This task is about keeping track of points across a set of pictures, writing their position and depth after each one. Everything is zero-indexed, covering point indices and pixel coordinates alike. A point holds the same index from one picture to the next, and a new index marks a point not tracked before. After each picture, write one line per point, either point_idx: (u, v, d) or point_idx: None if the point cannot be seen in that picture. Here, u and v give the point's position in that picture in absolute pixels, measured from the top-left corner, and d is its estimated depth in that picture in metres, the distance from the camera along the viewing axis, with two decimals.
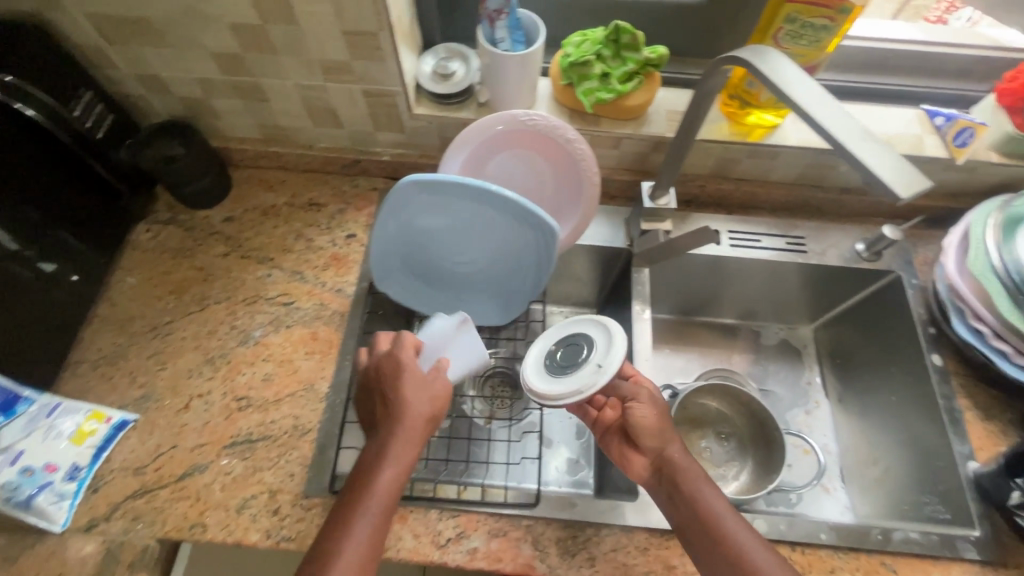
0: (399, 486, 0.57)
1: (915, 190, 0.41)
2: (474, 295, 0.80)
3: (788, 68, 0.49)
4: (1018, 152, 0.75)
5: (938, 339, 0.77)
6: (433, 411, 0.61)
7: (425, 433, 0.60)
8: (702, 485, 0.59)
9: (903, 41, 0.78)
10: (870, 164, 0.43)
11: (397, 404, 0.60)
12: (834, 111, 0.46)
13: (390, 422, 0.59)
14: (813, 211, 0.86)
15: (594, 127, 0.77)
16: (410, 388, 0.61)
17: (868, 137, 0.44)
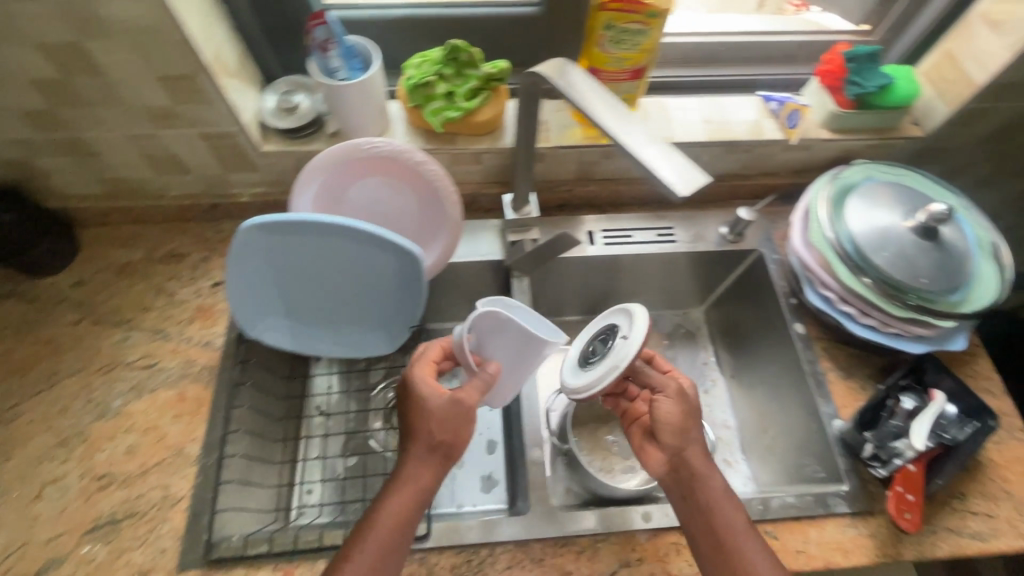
0: (407, 516, 0.59)
1: (693, 185, 0.43)
2: (359, 325, 0.78)
3: (587, 86, 0.52)
4: (844, 127, 0.81)
5: (800, 309, 0.82)
6: (448, 439, 0.61)
7: (436, 462, 0.61)
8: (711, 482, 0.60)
9: (731, 34, 0.83)
10: (654, 165, 0.45)
11: (414, 430, 0.61)
12: (625, 122, 0.49)
13: (410, 448, 0.61)
14: (678, 201, 0.90)
15: (451, 145, 0.76)
16: (424, 415, 0.61)
17: (654, 142, 0.47)
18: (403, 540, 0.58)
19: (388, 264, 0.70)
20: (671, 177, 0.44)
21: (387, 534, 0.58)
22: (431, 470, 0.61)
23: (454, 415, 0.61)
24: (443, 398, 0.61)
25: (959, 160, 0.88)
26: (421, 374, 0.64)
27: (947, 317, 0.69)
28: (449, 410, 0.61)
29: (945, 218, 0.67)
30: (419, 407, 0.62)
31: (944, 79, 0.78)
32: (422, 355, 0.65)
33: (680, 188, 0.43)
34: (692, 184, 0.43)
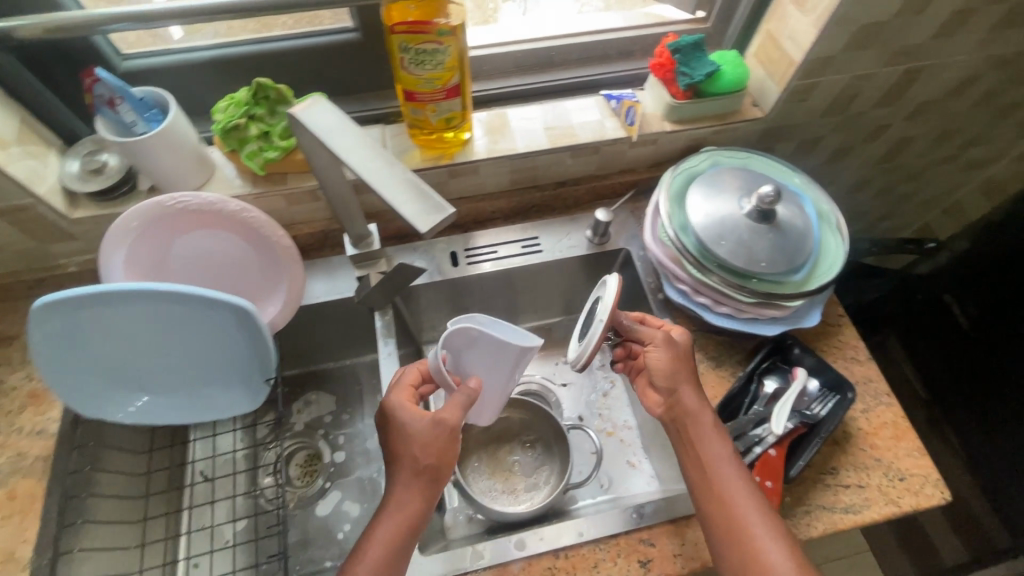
0: (397, 540, 0.59)
1: (432, 223, 0.42)
2: (211, 383, 0.73)
3: (333, 114, 0.47)
4: (685, 117, 0.81)
5: (667, 303, 0.81)
6: (432, 461, 0.60)
7: (422, 486, 0.60)
8: (709, 435, 0.62)
9: (564, 37, 0.82)
10: (399, 203, 0.43)
11: (400, 454, 0.61)
12: (376, 149, 0.46)
13: (396, 466, 0.61)
14: (542, 210, 0.89)
15: (281, 186, 0.73)
16: (405, 441, 0.61)
17: (397, 173, 0.45)
18: (401, 557, 0.59)
19: (222, 316, 0.66)
20: (413, 215, 0.43)
21: (381, 555, 0.58)
22: (418, 493, 0.60)
23: (438, 438, 0.60)
24: (426, 423, 0.60)
25: (807, 133, 0.90)
26: (400, 400, 0.63)
27: (793, 297, 0.70)
28: (428, 435, 0.60)
29: (773, 200, 0.68)
30: (400, 429, 0.61)
31: (770, 60, 0.79)
32: (400, 382, 0.65)
33: (423, 226, 0.42)
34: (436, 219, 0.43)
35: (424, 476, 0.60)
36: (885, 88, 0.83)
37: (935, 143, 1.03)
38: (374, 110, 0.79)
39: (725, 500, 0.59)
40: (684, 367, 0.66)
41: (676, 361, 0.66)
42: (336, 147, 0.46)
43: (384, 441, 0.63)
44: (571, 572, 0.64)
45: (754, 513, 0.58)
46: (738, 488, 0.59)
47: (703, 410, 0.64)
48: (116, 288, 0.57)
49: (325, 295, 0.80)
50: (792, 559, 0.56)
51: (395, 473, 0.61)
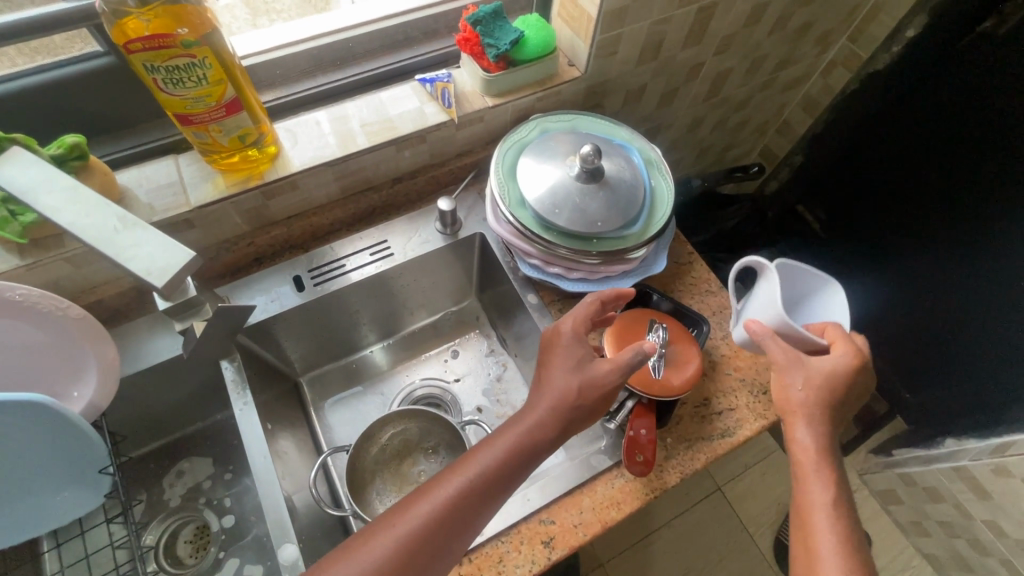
0: (512, 462, 0.56)
1: (167, 275, 0.44)
2: (33, 492, 0.63)
3: (44, 169, 0.47)
4: (505, 90, 0.79)
5: (528, 278, 0.80)
6: (588, 400, 0.58)
7: (569, 422, 0.58)
8: (811, 469, 0.60)
9: (359, 26, 0.77)
10: (126, 257, 0.44)
11: (559, 377, 0.59)
12: (97, 200, 0.46)
13: (543, 390, 0.59)
14: (384, 209, 0.85)
15: (57, 251, 0.62)
16: (573, 366, 0.59)
17: (122, 225, 0.45)
18: (508, 481, 0.56)
19: (16, 418, 0.56)
20: (143, 271, 0.44)
21: (503, 459, 0.56)
22: (557, 429, 0.57)
23: (603, 381, 0.59)
24: (609, 369, 0.59)
25: (631, 83, 0.92)
26: (575, 334, 0.61)
27: (637, 249, 0.71)
28: (595, 376, 0.59)
29: (596, 158, 0.68)
30: (568, 358, 0.60)
31: (573, 18, 0.79)
32: (580, 312, 0.63)
33: (154, 281, 0.43)
34: (165, 271, 0.44)
35: (568, 408, 0.58)
36: (686, 28, 0.86)
37: (749, 72, 1.10)
38: (160, 142, 0.70)
39: (811, 525, 0.57)
40: (805, 395, 0.61)
41: (802, 390, 0.61)
42: (40, 203, 0.45)
43: (539, 362, 0.62)
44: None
45: (837, 548, 0.55)
46: (833, 533, 0.56)
47: (818, 445, 0.60)
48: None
49: (156, 356, 0.72)
50: None
51: (543, 391, 0.59)
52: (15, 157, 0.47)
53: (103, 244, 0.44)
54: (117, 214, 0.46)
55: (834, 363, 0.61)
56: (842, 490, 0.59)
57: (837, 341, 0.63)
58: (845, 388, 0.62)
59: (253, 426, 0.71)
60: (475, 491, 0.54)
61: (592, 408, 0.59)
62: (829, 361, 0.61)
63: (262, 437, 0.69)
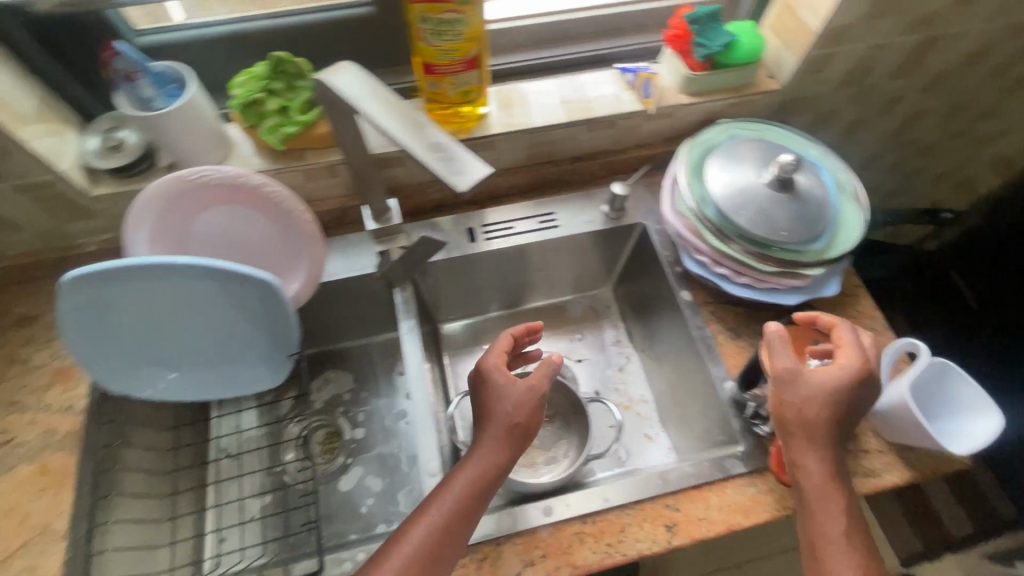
0: (476, 490, 0.60)
1: (473, 181, 0.45)
2: (230, 360, 0.74)
3: (359, 75, 0.51)
4: (703, 90, 0.81)
5: (685, 275, 0.81)
6: (523, 421, 0.63)
7: (515, 444, 0.62)
8: (817, 498, 0.59)
9: (579, 9, 0.82)
10: (439, 163, 0.46)
11: (495, 413, 0.63)
12: (411, 118, 0.49)
13: (487, 423, 0.63)
14: (558, 184, 0.89)
15: (300, 162, 0.73)
16: (501, 400, 0.63)
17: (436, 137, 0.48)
18: (471, 517, 0.59)
19: (236, 293, 0.66)
20: (453, 175, 0.46)
21: (459, 501, 0.59)
22: (505, 451, 0.62)
23: (533, 403, 0.63)
24: (522, 389, 0.64)
25: (823, 105, 0.90)
26: (495, 363, 0.66)
27: (813, 265, 0.70)
28: (524, 397, 0.63)
29: (794, 168, 0.68)
30: (491, 389, 0.64)
31: (787, 30, 0.79)
32: (494, 346, 0.70)
33: (459, 185, 0.45)
34: (470, 179, 0.45)
35: (516, 430, 0.62)
36: (900, 59, 0.83)
37: (949, 116, 1.03)
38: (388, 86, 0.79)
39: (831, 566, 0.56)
40: (807, 414, 0.60)
41: (800, 407, 0.60)
42: (371, 110, 0.49)
43: (473, 400, 0.66)
44: (598, 538, 0.64)
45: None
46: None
47: (821, 470, 0.60)
48: (129, 262, 0.57)
49: (340, 273, 0.80)
50: None
51: (484, 428, 0.63)
52: (342, 68, 0.51)
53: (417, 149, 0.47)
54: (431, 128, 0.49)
55: (835, 375, 0.60)
56: (854, 523, 0.59)
57: (845, 347, 0.63)
58: (851, 402, 0.60)
59: (413, 352, 0.78)
60: (448, 526, 0.57)
61: (527, 429, 0.63)
62: (827, 374, 0.61)
63: (421, 363, 0.76)
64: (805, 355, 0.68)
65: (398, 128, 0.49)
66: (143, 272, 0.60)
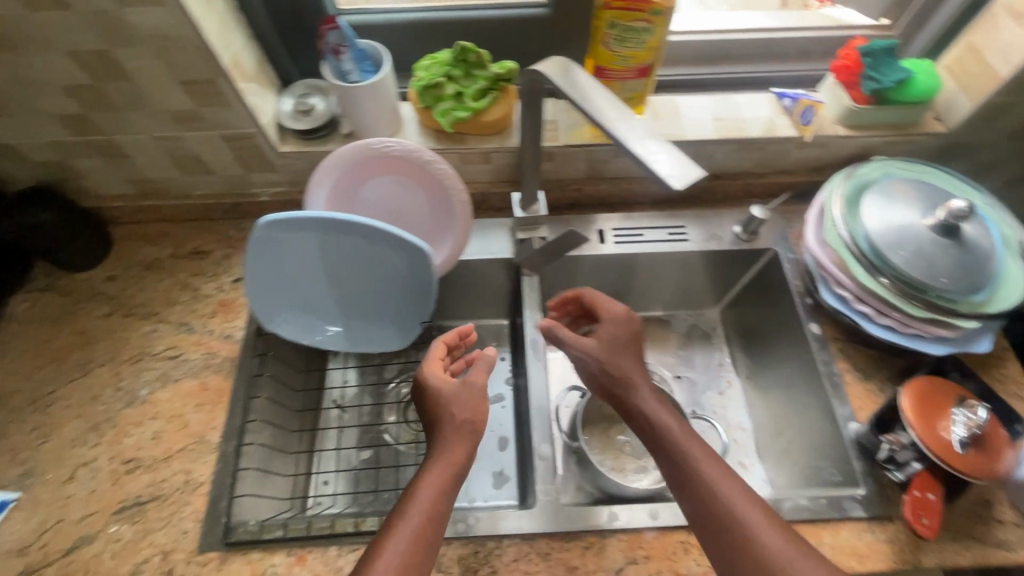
0: (440, 499, 0.57)
1: (687, 178, 0.43)
2: (370, 318, 0.80)
3: (580, 77, 0.53)
4: (862, 124, 0.80)
5: (815, 308, 0.80)
6: (470, 417, 0.63)
7: (468, 439, 0.61)
8: (667, 444, 0.60)
9: (744, 31, 0.83)
10: (648, 156, 0.45)
11: (442, 415, 0.63)
12: (625, 115, 0.49)
13: (440, 428, 0.62)
14: (692, 199, 0.90)
15: (460, 145, 0.78)
16: (443, 401, 0.64)
17: (650, 135, 0.47)
18: (440, 529, 0.55)
19: (388, 255, 0.71)
20: (663, 169, 0.44)
21: (425, 515, 0.55)
22: (462, 451, 0.60)
23: (472, 395, 0.64)
24: (458, 384, 0.65)
25: (987, 156, 0.85)
26: (432, 370, 0.67)
27: (968, 318, 0.68)
28: (464, 393, 0.64)
29: (965, 215, 0.66)
30: (439, 389, 0.65)
31: (967, 74, 0.76)
32: (430, 354, 0.69)
33: (672, 182, 0.43)
34: (685, 179, 0.43)
35: (462, 428, 0.62)
36: None
37: None
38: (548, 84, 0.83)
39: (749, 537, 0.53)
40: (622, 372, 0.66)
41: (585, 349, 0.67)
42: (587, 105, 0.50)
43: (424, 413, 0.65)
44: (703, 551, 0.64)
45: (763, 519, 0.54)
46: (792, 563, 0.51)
47: (661, 409, 0.63)
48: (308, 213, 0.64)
49: (478, 253, 0.84)
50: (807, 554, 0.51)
51: (437, 435, 0.62)
52: (564, 66, 0.54)
53: (633, 143, 0.46)
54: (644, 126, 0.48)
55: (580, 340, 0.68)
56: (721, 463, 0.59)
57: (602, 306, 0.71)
58: (619, 356, 0.67)
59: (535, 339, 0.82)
60: (413, 547, 0.53)
61: (473, 429, 0.62)
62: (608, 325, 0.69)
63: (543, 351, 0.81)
64: (952, 411, 0.64)
65: (611, 122, 0.48)
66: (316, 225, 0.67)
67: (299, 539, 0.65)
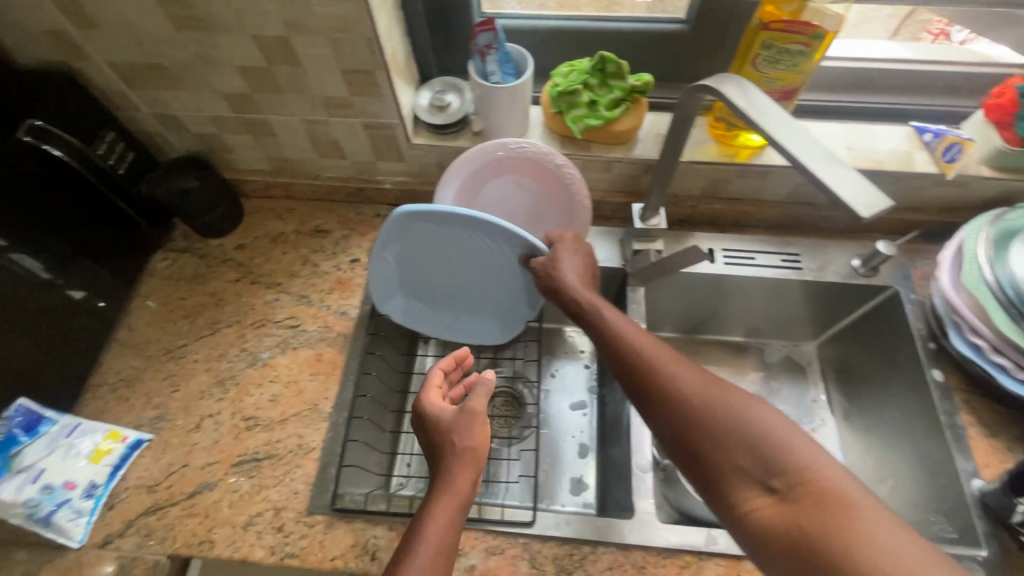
0: (447, 532, 0.52)
1: (875, 209, 0.42)
2: (477, 310, 0.82)
3: (755, 96, 0.52)
4: (1010, 166, 0.76)
5: (938, 354, 0.77)
6: (473, 444, 0.58)
7: (470, 467, 0.57)
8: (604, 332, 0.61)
9: (886, 61, 0.81)
10: (832, 184, 0.44)
11: (444, 445, 0.59)
12: (804, 137, 0.48)
13: (441, 462, 0.57)
14: (808, 229, 0.88)
15: (585, 152, 0.79)
16: (441, 431, 0.59)
17: (833, 161, 0.46)
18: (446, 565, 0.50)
19: (507, 255, 0.72)
20: (850, 198, 0.43)
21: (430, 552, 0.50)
22: (466, 480, 0.56)
23: (469, 420, 0.60)
24: (456, 411, 0.60)
25: None
26: (427, 399, 0.63)
27: None
28: (461, 419, 0.60)
29: None
30: (442, 416, 0.61)
31: None
32: (426, 384, 0.65)
33: (858, 211, 0.43)
34: (872, 208, 0.43)
35: (465, 457, 0.57)
36: None
37: None
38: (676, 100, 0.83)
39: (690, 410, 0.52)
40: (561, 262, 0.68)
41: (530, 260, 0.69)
42: (765, 124, 0.50)
43: (426, 447, 0.61)
44: None
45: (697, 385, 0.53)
46: (733, 412, 0.50)
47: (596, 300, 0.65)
48: (442, 210, 0.65)
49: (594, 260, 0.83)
50: (756, 407, 0.50)
51: (437, 467, 0.58)
52: (739, 84, 0.54)
53: (814, 166, 0.46)
54: (826, 150, 0.47)
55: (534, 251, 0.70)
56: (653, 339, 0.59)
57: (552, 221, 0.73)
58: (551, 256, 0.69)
59: None
60: None
61: (473, 455, 0.57)
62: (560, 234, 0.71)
63: None
64: None
65: (790, 144, 0.48)
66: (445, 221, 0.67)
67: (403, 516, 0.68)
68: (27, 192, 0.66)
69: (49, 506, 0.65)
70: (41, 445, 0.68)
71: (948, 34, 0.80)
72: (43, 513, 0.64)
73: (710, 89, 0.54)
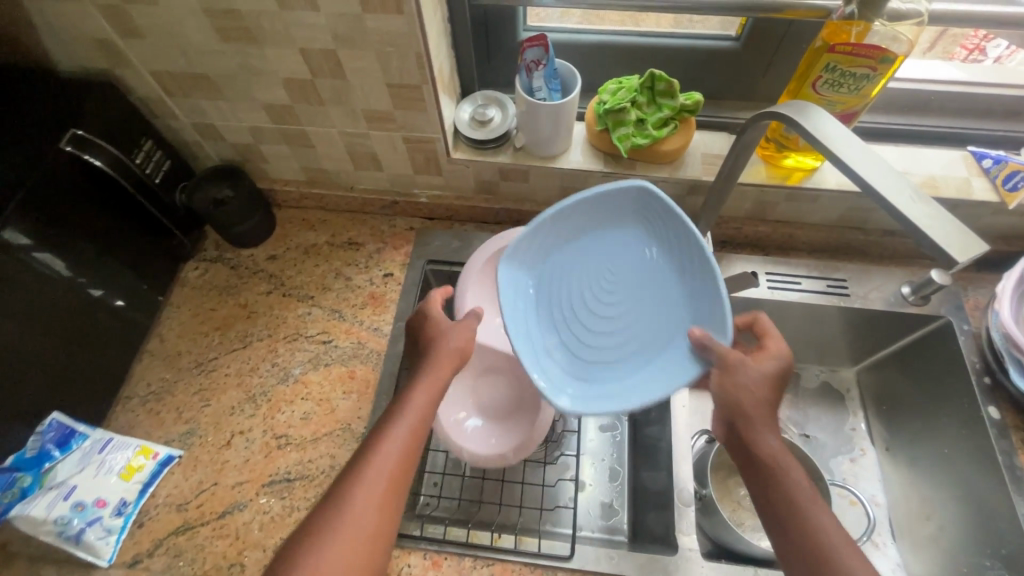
0: (424, 417, 0.59)
1: (970, 253, 0.40)
2: (578, 369, 0.63)
3: (825, 124, 0.50)
4: None
5: (993, 390, 0.74)
6: (461, 345, 0.65)
7: (454, 361, 0.64)
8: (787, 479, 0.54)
9: (944, 83, 0.79)
10: (921, 223, 0.43)
11: (434, 347, 0.65)
12: (885, 169, 0.46)
13: (433, 355, 0.64)
14: (854, 253, 0.86)
15: (629, 171, 0.77)
16: (435, 334, 0.66)
17: (919, 197, 0.44)
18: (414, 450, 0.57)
19: (685, 323, 0.62)
20: (942, 240, 0.42)
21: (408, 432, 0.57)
22: (451, 371, 0.63)
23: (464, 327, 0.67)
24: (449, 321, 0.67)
25: None
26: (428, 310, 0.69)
27: None
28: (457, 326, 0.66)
29: None
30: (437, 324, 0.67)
31: None
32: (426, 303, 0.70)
33: (953, 254, 0.41)
34: (967, 250, 0.41)
35: (453, 355, 0.64)
36: None
37: None
38: (724, 118, 0.80)
39: None
40: (752, 407, 0.57)
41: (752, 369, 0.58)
42: (842, 153, 0.48)
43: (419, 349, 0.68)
44: None
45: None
46: None
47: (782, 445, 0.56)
48: (676, 206, 0.61)
49: None
50: None
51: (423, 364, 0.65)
52: (805, 110, 0.51)
53: (900, 203, 0.44)
54: (909, 184, 0.45)
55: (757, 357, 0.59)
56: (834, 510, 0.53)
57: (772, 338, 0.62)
58: (766, 377, 0.59)
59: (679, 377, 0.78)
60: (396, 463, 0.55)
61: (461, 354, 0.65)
62: (766, 366, 0.59)
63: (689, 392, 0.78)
64: None
65: (871, 177, 0.46)
66: (660, 233, 0.64)
67: (439, 543, 0.67)
68: (67, 202, 0.65)
69: (79, 524, 0.63)
70: (73, 462, 0.66)
71: (983, 48, 0.79)
72: (74, 531, 0.63)
73: (778, 115, 0.52)
